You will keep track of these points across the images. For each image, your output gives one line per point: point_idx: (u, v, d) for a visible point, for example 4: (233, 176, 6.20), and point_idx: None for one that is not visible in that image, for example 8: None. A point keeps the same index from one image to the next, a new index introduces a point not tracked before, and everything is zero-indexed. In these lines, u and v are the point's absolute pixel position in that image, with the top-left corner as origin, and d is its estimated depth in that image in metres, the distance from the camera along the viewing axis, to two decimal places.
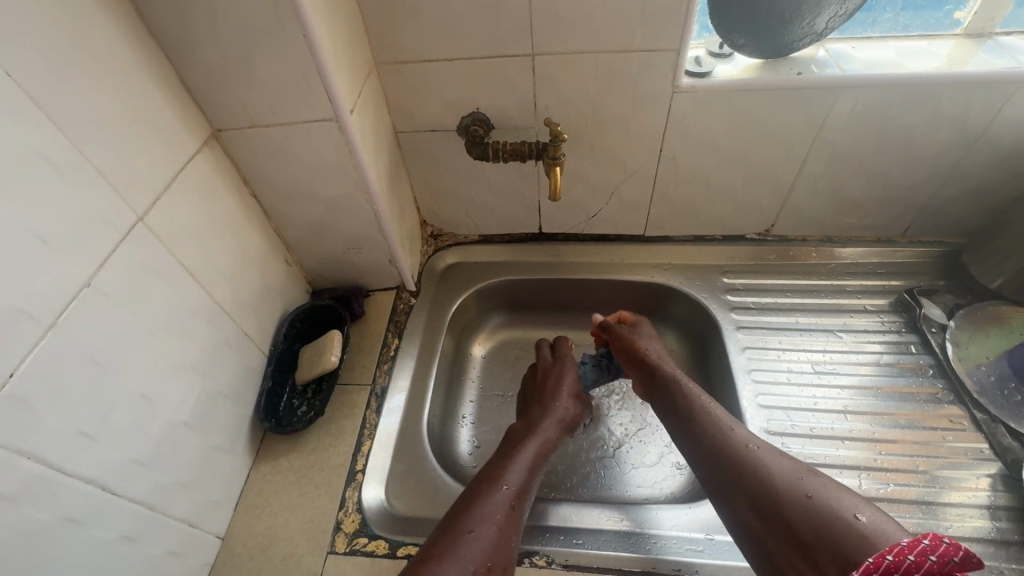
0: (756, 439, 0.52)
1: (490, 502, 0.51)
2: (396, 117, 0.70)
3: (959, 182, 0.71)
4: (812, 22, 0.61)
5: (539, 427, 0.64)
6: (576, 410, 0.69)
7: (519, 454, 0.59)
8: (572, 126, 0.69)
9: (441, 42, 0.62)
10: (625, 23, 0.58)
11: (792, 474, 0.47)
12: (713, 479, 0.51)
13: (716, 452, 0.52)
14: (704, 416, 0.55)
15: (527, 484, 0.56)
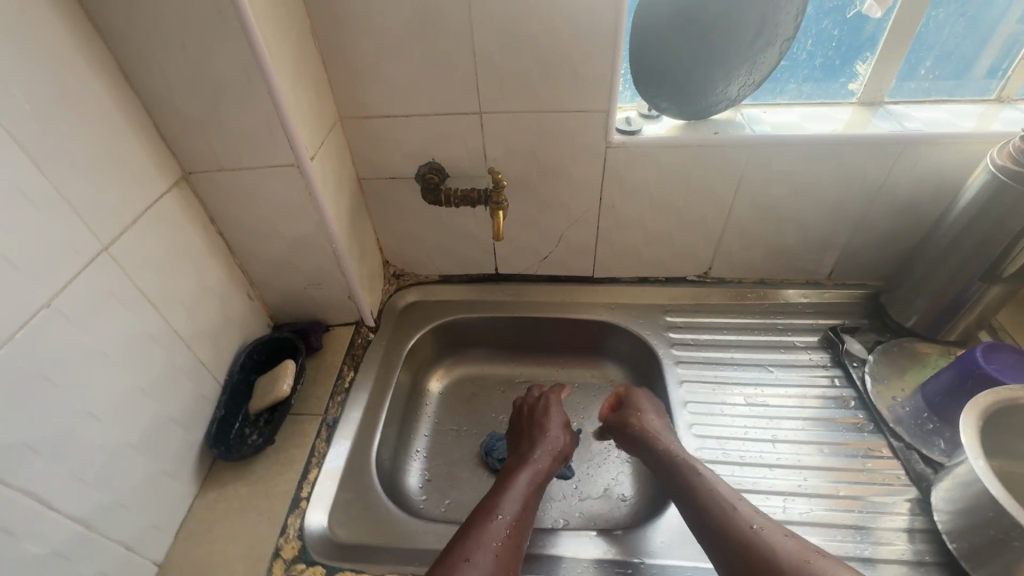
0: (763, 519, 0.54)
1: (487, 531, 0.54)
2: (359, 165, 0.77)
3: (869, 230, 0.79)
4: (725, 90, 0.71)
5: (530, 457, 0.67)
6: (569, 444, 0.72)
7: (513, 486, 0.61)
8: (519, 176, 0.77)
9: (399, 100, 0.69)
10: (558, 87, 0.66)
11: (801, 556, 0.49)
12: (721, 560, 0.52)
13: (723, 529, 0.53)
14: (709, 492, 0.57)
15: (522, 514, 0.58)
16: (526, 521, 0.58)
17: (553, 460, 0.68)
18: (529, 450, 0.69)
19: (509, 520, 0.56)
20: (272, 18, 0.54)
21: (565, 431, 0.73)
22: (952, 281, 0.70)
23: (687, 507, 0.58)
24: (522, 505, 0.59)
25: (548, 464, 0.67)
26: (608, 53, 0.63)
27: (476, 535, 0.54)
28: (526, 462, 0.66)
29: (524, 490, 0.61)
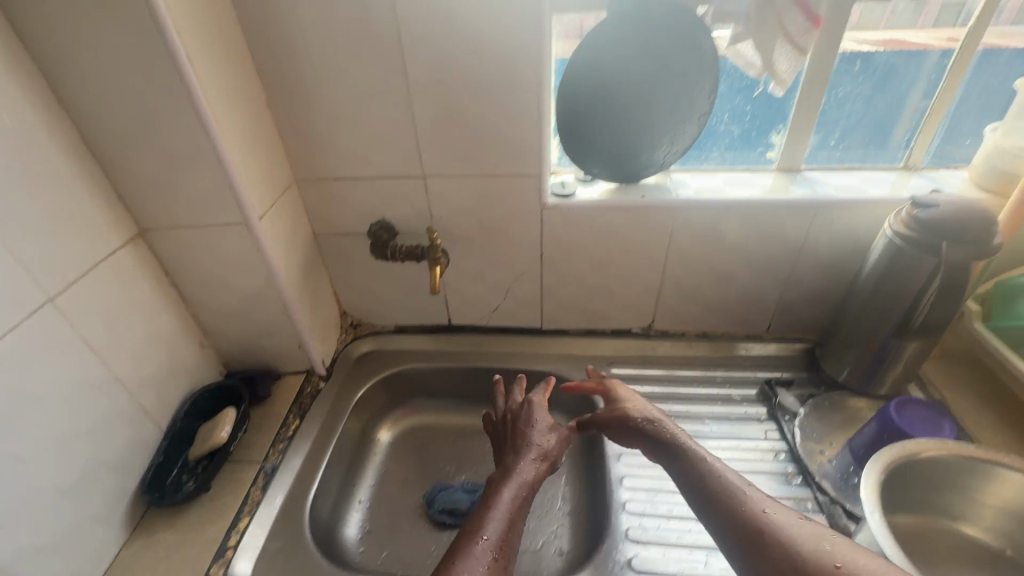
0: (770, 502, 0.49)
1: (472, 554, 0.52)
2: (315, 222, 0.82)
3: (798, 285, 0.83)
4: (651, 156, 0.77)
5: (514, 469, 0.66)
6: (554, 450, 0.70)
7: (497, 504, 0.60)
8: (464, 234, 0.82)
9: (349, 165, 0.76)
10: (492, 155, 0.72)
11: (816, 544, 0.44)
12: (734, 551, 0.47)
13: (729, 518, 0.49)
14: (715, 476, 0.53)
15: (509, 532, 0.57)
16: (512, 542, 0.56)
17: (538, 469, 0.67)
18: (512, 463, 0.67)
19: (491, 541, 0.54)
20: (225, 98, 0.61)
21: (548, 437, 0.71)
22: (871, 336, 0.73)
23: (694, 495, 0.53)
24: (505, 525, 0.57)
25: (534, 475, 0.66)
26: (534, 127, 0.69)
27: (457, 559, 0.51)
28: (509, 476, 0.65)
29: (508, 507, 0.60)
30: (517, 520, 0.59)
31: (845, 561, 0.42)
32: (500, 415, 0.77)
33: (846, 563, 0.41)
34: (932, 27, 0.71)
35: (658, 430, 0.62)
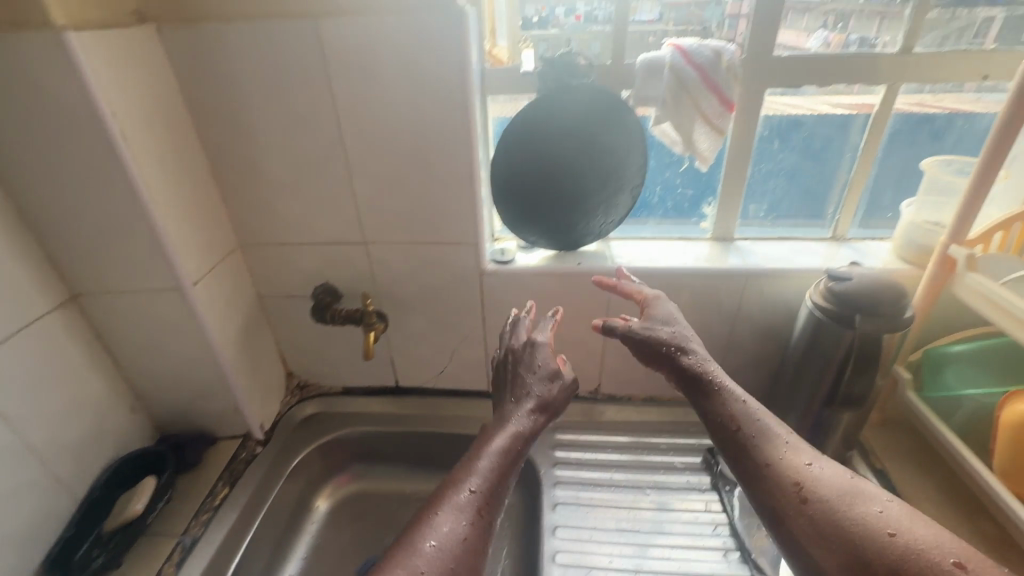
0: (815, 456, 0.51)
1: (452, 509, 0.49)
2: (260, 285, 0.83)
3: (738, 351, 0.84)
4: (589, 224, 0.79)
5: (508, 419, 0.59)
6: (559, 396, 0.63)
7: (484, 456, 0.54)
8: (406, 298, 0.83)
9: (291, 231, 0.77)
10: (429, 223, 0.75)
11: (867, 506, 0.46)
12: (772, 501, 0.50)
13: (770, 471, 0.51)
14: (757, 426, 0.54)
15: (495, 488, 0.52)
16: (502, 488, 0.53)
17: (538, 421, 0.59)
18: (512, 408, 0.60)
19: (480, 494, 0.51)
20: (162, 170, 0.63)
21: (555, 381, 0.63)
22: (805, 404, 0.73)
23: (729, 437, 0.55)
24: (495, 475, 0.53)
25: (534, 424, 0.59)
26: (468, 198, 0.72)
27: (444, 513, 0.49)
28: (505, 421, 0.58)
29: (502, 458, 0.54)
30: (512, 470, 0.55)
31: (897, 530, 0.44)
32: (502, 349, 0.67)
33: (900, 532, 0.43)
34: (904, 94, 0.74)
35: (693, 362, 0.59)
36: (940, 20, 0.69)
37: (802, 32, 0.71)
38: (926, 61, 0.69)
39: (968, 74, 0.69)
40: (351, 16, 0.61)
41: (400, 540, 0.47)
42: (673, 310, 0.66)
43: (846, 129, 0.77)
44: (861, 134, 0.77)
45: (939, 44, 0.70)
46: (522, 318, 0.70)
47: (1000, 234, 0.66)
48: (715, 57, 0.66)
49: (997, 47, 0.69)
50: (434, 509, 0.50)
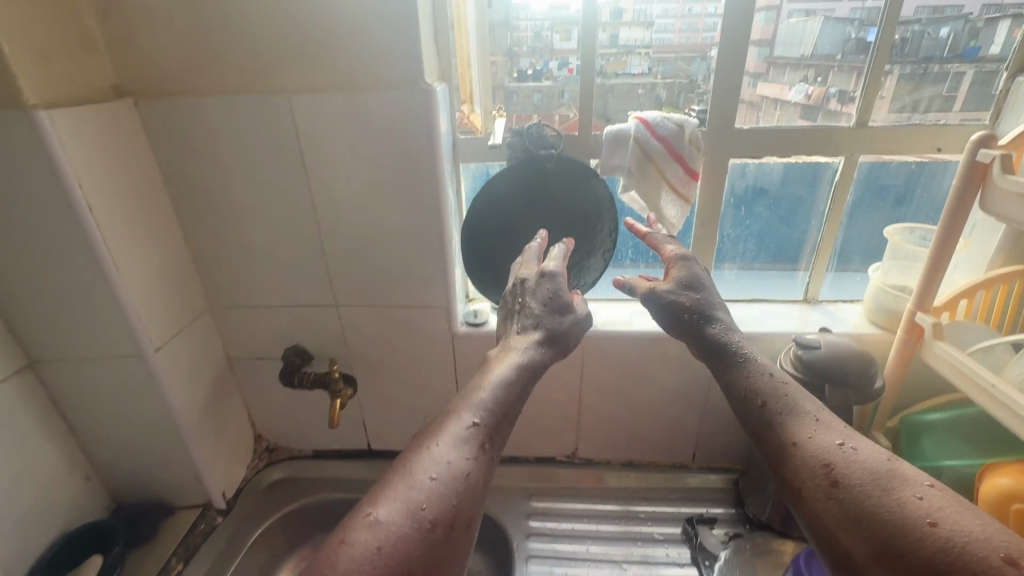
0: (849, 435, 0.45)
1: (449, 439, 0.46)
2: (230, 347, 0.82)
3: (715, 415, 0.83)
4: None
5: (514, 349, 0.54)
6: (569, 331, 0.58)
7: (489, 386, 0.50)
8: (378, 361, 0.82)
9: (263, 294, 0.77)
10: (400, 287, 0.74)
11: (906, 490, 0.40)
12: (799, 480, 0.45)
13: (797, 451, 0.47)
14: (783, 399, 0.50)
15: (501, 420, 0.49)
16: (509, 417, 0.49)
17: (545, 352, 0.55)
18: (517, 342, 0.56)
19: (483, 427, 0.47)
20: (130, 237, 0.63)
21: (566, 316, 0.58)
22: None
23: (753, 411, 0.52)
24: (500, 408, 0.49)
25: (540, 359, 0.54)
26: (439, 263, 0.72)
27: (443, 444, 0.46)
28: (510, 353, 0.54)
29: (507, 392, 0.50)
30: (518, 403, 0.50)
31: (940, 519, 0.37)
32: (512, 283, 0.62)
33: (943, 521, 0.37)
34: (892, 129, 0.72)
35: (716, 330, 0.58)
36: (914, 76, 0.71)
37: (783, 85, 0.72)
38: (880, 138, 0.72)
39: (922, 147, 0.72)
40: (323, 91, 0.63)
41: (393, 469, 0.45)
42: (702, 274, 0.62)
43: (812, 196, 0.79)
44: (826, 201, 0.79)
45: (915, 97, 0.72)
46: (535, 244, 0.66)
47: (964, 301, 0.67)
48: (678, 128, 0.69)
49: (956, 121, 0.71)
50: (432, 440, 0.46)
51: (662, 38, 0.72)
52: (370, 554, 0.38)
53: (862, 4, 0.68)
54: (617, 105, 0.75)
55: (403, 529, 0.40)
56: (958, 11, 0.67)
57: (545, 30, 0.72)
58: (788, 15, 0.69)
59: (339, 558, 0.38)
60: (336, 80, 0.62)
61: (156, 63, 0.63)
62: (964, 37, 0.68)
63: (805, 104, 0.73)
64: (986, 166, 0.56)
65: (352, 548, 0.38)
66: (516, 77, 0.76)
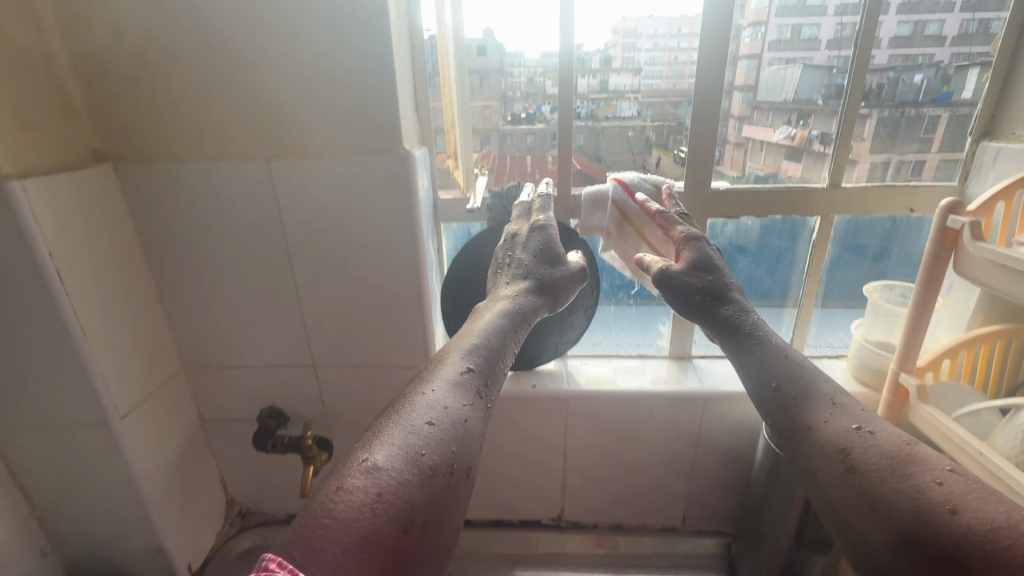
0: (866, 419, 0.44)
1: (438, 383, 0.46)
2: (203, 408, 0.80)
3: (703, 476, 0.80)
4: (549, 345, 0.79)
5: (505, 299, 0.56)
6: (561, 289, 0.60)
7: (479, 334, 0.51)
8: (356, 423, 0.79)
9: (238, 355, 0.75)
10: (379, 347, 0.73)
11: (925, 474, 0.38)
12: (813, 460, 0.44)
13: (814, 434, 0.45)
14: (799, 382, 0.49)
15: (492, 363, 0.50)
16: (498, 365, 0.51)
17: (539, 301, 0.57)
18: (505, 291, 0.58)
19: (475, 374, 0.48)
20: (101, 301, 0.62)
21: (558, 266, 0.60)
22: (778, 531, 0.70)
23: (767, 394, 0.50)
24: (489, 355, 0.50)
25: (532, 305, 0.56)
26: (418, 324, 0.71)
27: (435, 391, 0.45)
28: (499, 302, 0.56)
29: (496, 345, 0.51)
30: (504, 355, 0.52)
31: (960, 505, 0.35)
32: (506, 252, 0.63)
33: (962, 507, 0.35)
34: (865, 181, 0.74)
35: (732, 309, 0.56)
36: (891, 120, 0.72)
37: (767, 127, 0.74)
38: (855, 199, 0.74)
39: (896, 207, 0.74)
40: (302, 156, 0.63)
41: (386, 417, 0.43)
42: (714, 255, 0.59)
43: (793, 248, 0.80)
44: (805, 260, 0.80)
45: (890, 140, 0.73)
46: (527, 204, 0.67)
47: (947, 361, 0.66)
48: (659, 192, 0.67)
49: (930, 183, 0.73)
50: (424, 391, 0.45)
51: (650, 84, 0.74)
52: (371, 501, 0.35)
53: (837, 53, 0.69)
54: (608, 146, 0.77)
55: (404, 474, 0.37)
56: (929, 59, 0.69)
57: (537, 77, 0.74)
58: (768, 62, 0.71)
59: (335, 506, 0.35)
60: (316, 145, 0.63)
61: (137, 129, 0.64)
62: (936, 83, 0.69)
63: (790, 144, 0.74)
64: (957, 233, 0.56)
65: (349, 496, 0.35)
66: (510, 120, 0.77)
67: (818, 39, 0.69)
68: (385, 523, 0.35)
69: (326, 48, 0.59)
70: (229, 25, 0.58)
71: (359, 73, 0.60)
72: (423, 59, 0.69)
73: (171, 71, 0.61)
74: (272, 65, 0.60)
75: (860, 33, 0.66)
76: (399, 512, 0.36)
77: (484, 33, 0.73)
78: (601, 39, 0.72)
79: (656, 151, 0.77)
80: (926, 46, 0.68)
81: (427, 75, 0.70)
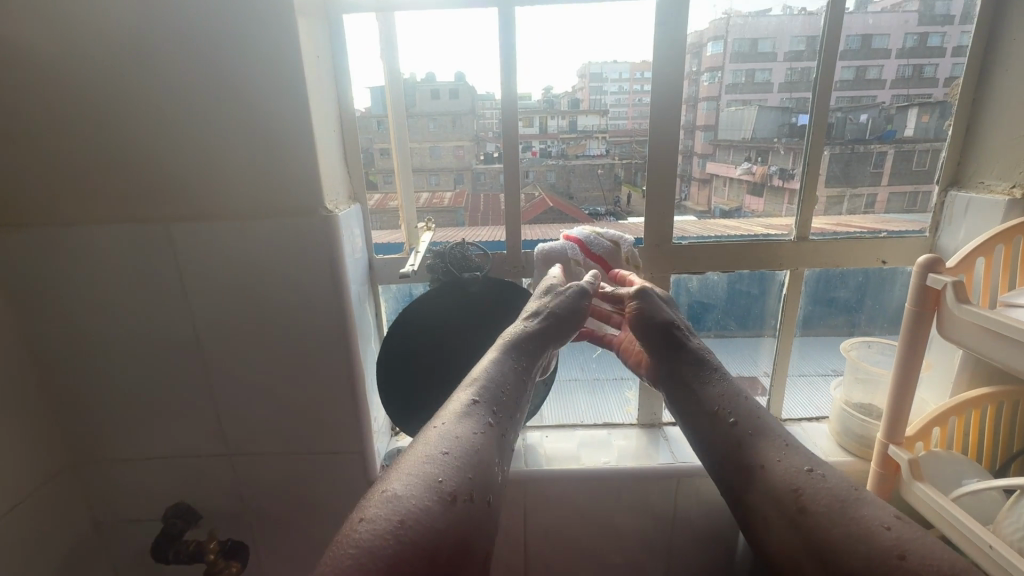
0: (815, 461, 0.41)
1: (452, 413, 0.41)
2: (95, 508, 0.67)
3: (684, 561, 0.72)
4: None
5: (514, 327, 0.50)
6: (577, 316, 0.52)
7: (492, 363, 0.46)
8: (281, 519, 0.68)
9: (136, 446, 0.64)
10: (304, 432, 0.63)
11: (873, 518, 0.36)
12: (761, 501, 0.41)
13: (767, 475, 0.41)
14: (753, 413, 0.45)
15: (509, 391, 0.45)
16: (511, 397, 0.45)
17: (550, 327, 0.51)
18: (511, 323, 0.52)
19: (488, 405, 0.43)
20: None
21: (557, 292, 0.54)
22: None
23: (720, 428, 0.45)
24: (500, 387, 0.44)
25: (536, 331, 0.50)
26: (350, 403, 0.62)
27: (449, 421, 0.41)
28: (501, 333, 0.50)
29: (505, 372, 0.46)
30: (519, 386, 0.47)
31: (909, 552, 0.34)
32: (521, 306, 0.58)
33: (910, 554, 0.34)
34: (826, 213, 0.70)
35: (692, 343, 0.52)
36: (843, 156, 0.68)
37: (730, 163, 0.69)
38: (824, 253, 0.70)
39: (867, 259, 0.70)
40: (205, 218, 0.55)
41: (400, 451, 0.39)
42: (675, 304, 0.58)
43: (763, 295, 0.74)
44: (775, 314, 0.75)
45: (846, 180, 0.69)
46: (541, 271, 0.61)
47: (937, 429, 0.60)
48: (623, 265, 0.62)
49: (885, 213, 0.70)
50: (434, 422, 0.41)
51: (617, 125, 0.68)
52: (394, 529, 0.32)
53: (792, 94, 0.66)
54: (579, 184, 0.71)
55: (427, 500, 0.34)
56: (872, 100, 0.66)
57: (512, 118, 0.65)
58: (726, 104, 0.67)
59: (358, 537, 0.31)
60: (224, 207, 0.55)
61: (12, 193, 0.55)
62: (880, 121, 0.67)
63: (750, 181, 0.70)
64: (938, 292, 0.51)
65: (370, 524, 0.32)
66: (483, 160, 0.69)
67: (770, 83, 0.66)
68: (410, 554, 0.31)
69: (231, 99, 0.52)
70: (119, 76, 0.51)
71: (272, 126, 0.52)
72: (355, 104, 0.64)
73: (49, 127, 0.52)
74: (171, 119, 0.52)
75: (817, 75, 0.64)
76: (424, 541, 0.32)
77: (455, 77, 0.67)
78: (567, 82, 0.69)
79: (627, 188, 0.70)
80: (870, 88, 0.65)
81: (357, 119, 0.64)
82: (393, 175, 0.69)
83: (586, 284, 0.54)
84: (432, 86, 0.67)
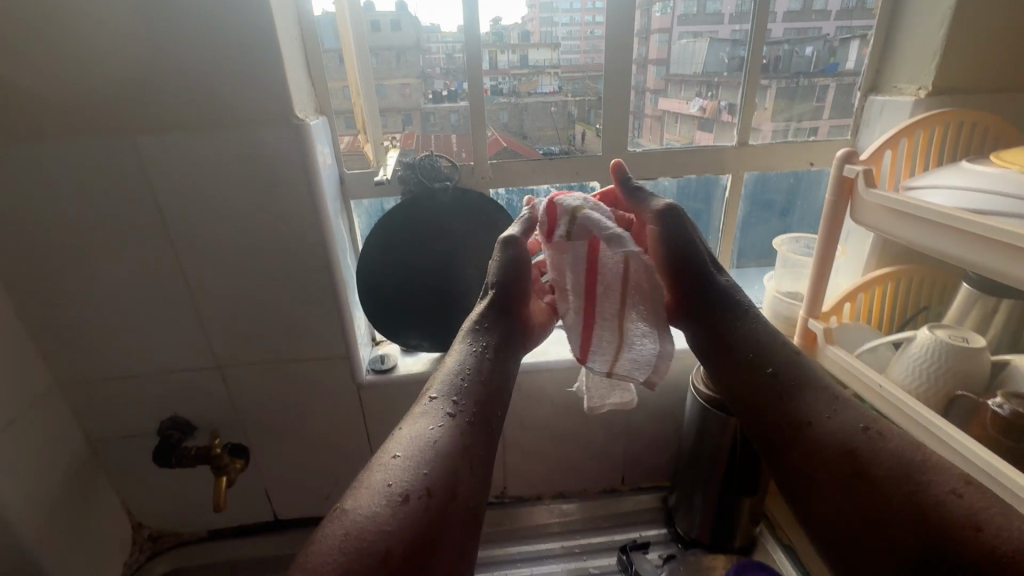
0: (871, 420, 0.45)
1: (413, 420, 0.44)
2: (88, 427, 0.70)
3: (639, 435, 0.83)
4: None
5: (472, 320, 0.52)
6: (522, 268, 0.53)
7: (449, 363, 0.48)
8: (276, 424, 0.73)
9: (123, 365, 0.66)
10: (290, 339, 0.67)
11: (938, 483, 0.40)
12: (813, 457, 0.44)
13: (817, 431, 0.45)
14: (801, 373, 0.49)
15: (467, 384, 0.46)
16: (472, 388, 0.46)
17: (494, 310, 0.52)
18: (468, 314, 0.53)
19: (444, 403, 0.45)
20: None
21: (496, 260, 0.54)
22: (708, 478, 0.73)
23: (766, 382, 0.50)
24: (457, 382, 0.46)
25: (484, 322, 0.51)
26: (333, 310, 0.66)
27: (408, 425, 0.43)
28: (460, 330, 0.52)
29: (464, 365, 0.48)
30: (484, 372, 0.48)
31: (982, 522, 0.37)
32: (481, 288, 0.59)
33: (983, 523, 0.37)
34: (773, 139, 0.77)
35: (719, 285, 0.55)
36: (789, 90, 0.75)
37: (681, 100, 0.75)
38: (763, 157, 0.77)
39: (799, 160, 0.77)
40: (174, 130, 0.55)
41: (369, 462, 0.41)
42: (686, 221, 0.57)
43: (709, 199, 0.82)
44: (721, 213, 0.82)
45: (787, 97, 0.76)
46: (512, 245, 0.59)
47: (848, 304, 0.71)
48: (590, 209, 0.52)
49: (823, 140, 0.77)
50: (401, 424, 0.43)
51: (569, 59, 0.71)
52: (341, 540, 0.35)
53: (739, 26, 0.71)
54: (532, 123, 0.74)
55: (378, 506, 0.37)
56: (818, 32, 0.72)
57: (455, 52, 0.69)
58: (678, 37, 0.71)
59: (313, 550, 0.35)
60: (188, 118, 0.55)
61: None
62: (824, 54, 0.73)
63: (701, 117, 0.76)
64: (853, 182, 0.59)
65: (320, 540, 0.35)
66: (431, 99, 0.71)
67: (721, 13, 0.70)
68: (357, 559, 0.34)
69: (186, 6, 0.50)
70: None
71: (232, 33, 0.52)
72: (314, 33, 0.63)
73: None
74: (121, 27, 0.50)
75: (754, 7, 0.69)
76: (376, 544, 0.35)
77: (396, 7, 0.67)
78: (517, 14, 0.69)
79: (580, 127, 0.74)
80: (816, 20, 0.71)
81: (323, 55, 0.64)
82: (352, 118, 0.70)
83: (513, 233, 0.54)
84: (371, 16, 0.67)
